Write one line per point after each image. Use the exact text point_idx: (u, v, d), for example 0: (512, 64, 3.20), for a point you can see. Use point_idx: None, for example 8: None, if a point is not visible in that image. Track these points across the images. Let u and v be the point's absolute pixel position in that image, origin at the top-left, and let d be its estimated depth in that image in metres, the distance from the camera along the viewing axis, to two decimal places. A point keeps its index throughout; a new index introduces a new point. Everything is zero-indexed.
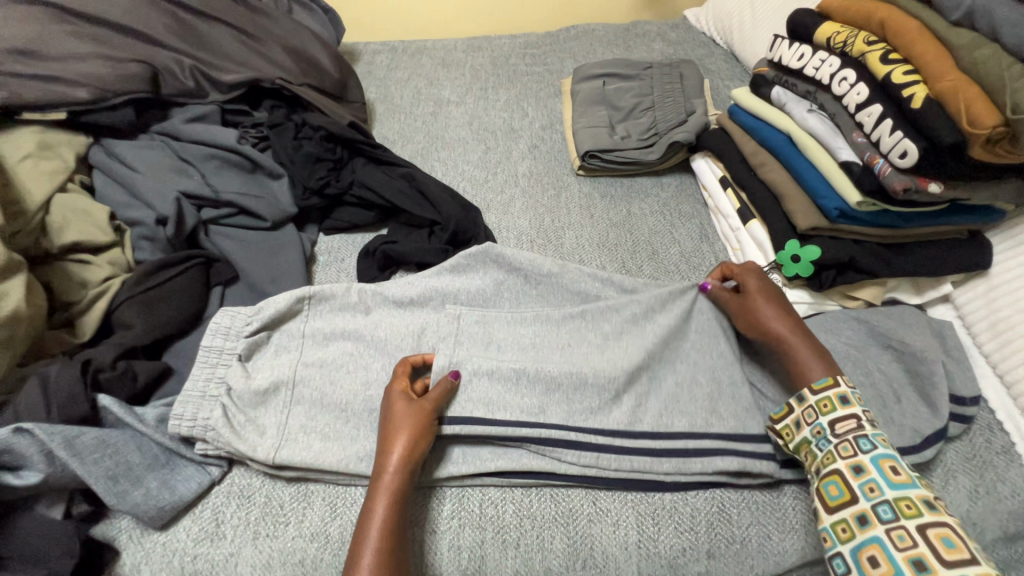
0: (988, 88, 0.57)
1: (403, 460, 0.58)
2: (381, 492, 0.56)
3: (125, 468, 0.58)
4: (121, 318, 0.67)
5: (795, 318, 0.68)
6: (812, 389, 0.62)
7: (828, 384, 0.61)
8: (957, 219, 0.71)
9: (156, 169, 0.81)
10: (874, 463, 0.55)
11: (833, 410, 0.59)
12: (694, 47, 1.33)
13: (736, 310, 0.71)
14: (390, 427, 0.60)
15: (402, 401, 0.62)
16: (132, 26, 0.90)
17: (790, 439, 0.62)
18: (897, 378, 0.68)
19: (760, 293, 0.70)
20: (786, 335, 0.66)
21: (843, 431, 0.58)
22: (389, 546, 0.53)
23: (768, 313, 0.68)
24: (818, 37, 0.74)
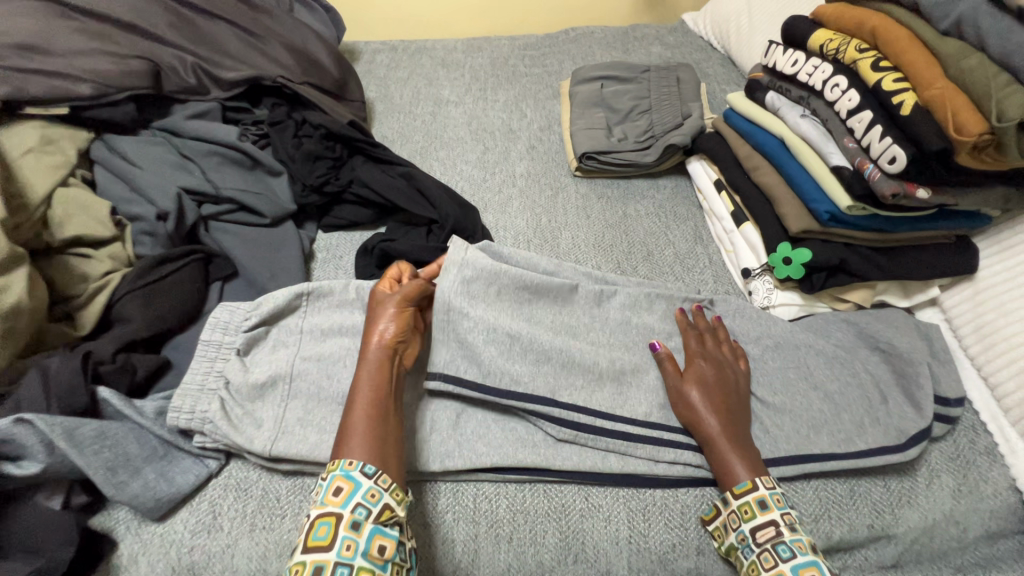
0: (974, 96, 0.58)
1: (381, 343, 0.64)
2: (362, 371, 0.62)
3: (124, 459, 0.59)
4: (120, 311, 0.68)
5: (728, 406, 0.64)
6: (733, 492, 0.59)
7: (748, 489, 0.59)
8: (945, 224, 0.72)
9: (157, 164, 0.82)
10: (794, 574, 0.53)
11: (753, 517, 0.57)
12: (691, 51, 1.35)
13: (670, 390, 0.67)
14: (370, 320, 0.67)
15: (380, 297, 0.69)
16: (134, 23, 0.91)
17: (721, 542, 0.60)
18: (885, 379, 0.69)
19: (695, 380, 0.66)
20: (714, 433, 0.62)
21: (763, 539, 0.56)
22: (374, 410, 0.58)
23: (696, 401, 0.64)
24: (811, 44, 0.76)
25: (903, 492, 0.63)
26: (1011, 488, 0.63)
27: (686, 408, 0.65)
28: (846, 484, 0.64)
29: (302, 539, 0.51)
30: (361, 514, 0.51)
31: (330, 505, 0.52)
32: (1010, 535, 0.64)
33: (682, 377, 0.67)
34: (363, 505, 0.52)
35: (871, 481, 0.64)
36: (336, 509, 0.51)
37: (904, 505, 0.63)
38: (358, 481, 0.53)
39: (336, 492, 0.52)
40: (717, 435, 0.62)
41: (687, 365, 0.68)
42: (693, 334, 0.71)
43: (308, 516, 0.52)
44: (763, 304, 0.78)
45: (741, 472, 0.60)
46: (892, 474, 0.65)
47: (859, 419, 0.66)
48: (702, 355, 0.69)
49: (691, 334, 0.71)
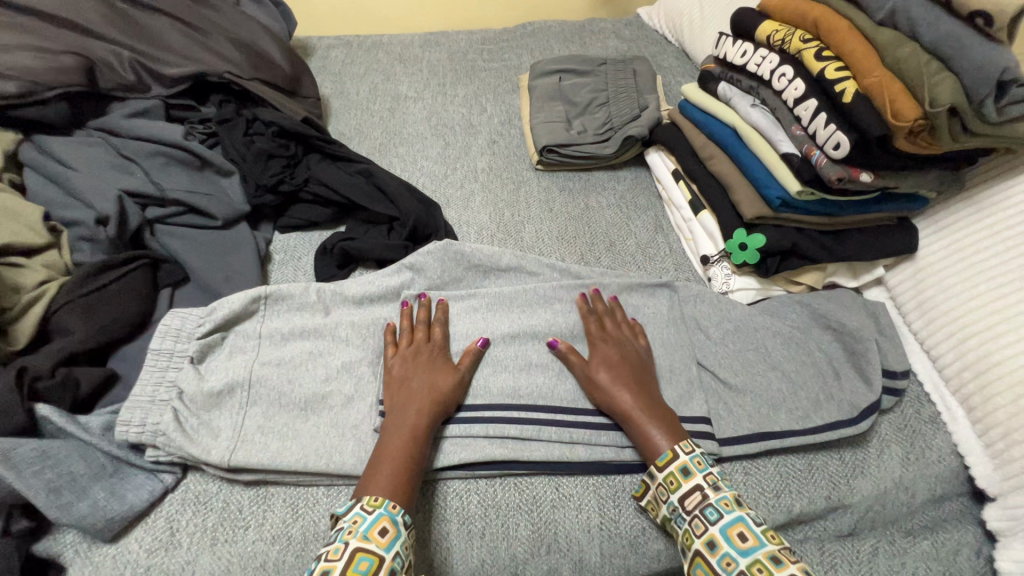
0: (908, 84, 0.61)
1: (420, 397, 0.62)
2: (402, 423, 0.60)
3: (69, 479, 0.55)
4: (60, 322, 0.64)
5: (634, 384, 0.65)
6: (657, 465, 0.60)
7: (669, 460, 0.59)
8: (887, 206, 0.76)
9: (94, 166, 0.78)
10: (723, 536, 0.53)
11: (679, 486, 0.57)
12: (647, 44, 1.37)
13: (581, 381, 0.67)
14: (410, 373, 0.65)
15: (424, 351, 0.67)
16: (64, 17, 0.86)
17: (656, 514, 0.60)
18: (837, 356, 0.72)
19: (601, 363, 0.67)
20: (631, 409, 0.63)
21: (692, 505, 0.56)
22: (407, 462, 0.58)
23: (603, 381, 0.65)
24: (759, 35, 0.78)
25: (856, 463, 0.67)
26: (954, 453, 0.67)
27: (598, 396, 0.65)
28: (805, 459, 0.67)
29: (341, 565, 0.49)
30: (398, 563, 0.51)
31: (374, 543, 0.51)
32: (954, 497, 0.68)
33: (588, 364, 0.67)
34: (401, 554, 0.52)
35: (827, 454, 0.67)
36: (379, 550, 0.51)
37: (858, 476, 0.66)
38: (401, 530, 0.53)
39: (382, 532, 0.52)
40: (635, 414, 0.63)
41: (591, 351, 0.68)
42: (592, 320, 0.72)
43: (346, 545, 0.50)
44: (722, 289, 0.81)
45: (662, 445, 0.61)
46: (847, 448, 0.68)
47: (814, 396, 0.69)
48: (601, 337, 0.69)
49: (592, 319, 0.72)
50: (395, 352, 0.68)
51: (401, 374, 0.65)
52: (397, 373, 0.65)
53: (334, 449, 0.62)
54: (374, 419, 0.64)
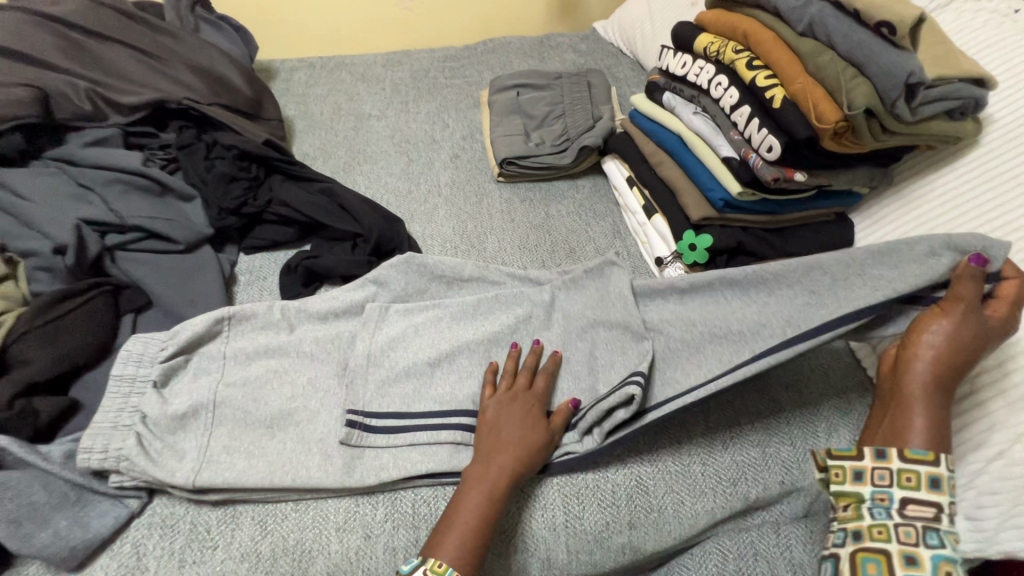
0: (829, 88, 0.66)
1: (494, 455, 0.61)
2: (485, 477, 0.59)
3: (30, 509, 0.55)
4: (18, 353, 0.64)
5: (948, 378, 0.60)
6: (905, 452, 0.58)
7: (926, 458, 0.57)
8: (823, 203, 0.80)
9: (51, 196, 0.78)
10: (932, 563, 0.53)
11: (919, 489, 0.57)
12: (603, 57, 1.42)
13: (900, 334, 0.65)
14: (497, 425, 0.64)
15: (519, 399, 0.66)
16: (18, 49, 0.87)
17: (839, 482, 0.60)
18: (790, 307, 0.68)
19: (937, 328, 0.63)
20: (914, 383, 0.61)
21: (911, 513, 0.57)
22: (479, 525, 0.56)
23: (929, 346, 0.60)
24: (696, 47, 0.83)
25: (806, 448, 0.70)
26: None
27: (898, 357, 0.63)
28: (758, 446, 0.70)
29: None
30: None
31: None
32: None
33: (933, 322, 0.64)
34: None
35: (779, 440, 0.70)
36: None
37: (809, 460, 0.69)
38: None
39: None
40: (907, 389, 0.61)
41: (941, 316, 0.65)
42: (978, 283, 0.60)
43: None
44: None
45: (919, 441, 0.59)
46: (798, 434, 0.71)
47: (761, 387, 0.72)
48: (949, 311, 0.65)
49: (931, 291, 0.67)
50: (495, 396, 0.67)
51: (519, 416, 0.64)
52: (491, 416, 0.65)
53: (301, 465, 0.63)
54: (339, 432, 0.65)
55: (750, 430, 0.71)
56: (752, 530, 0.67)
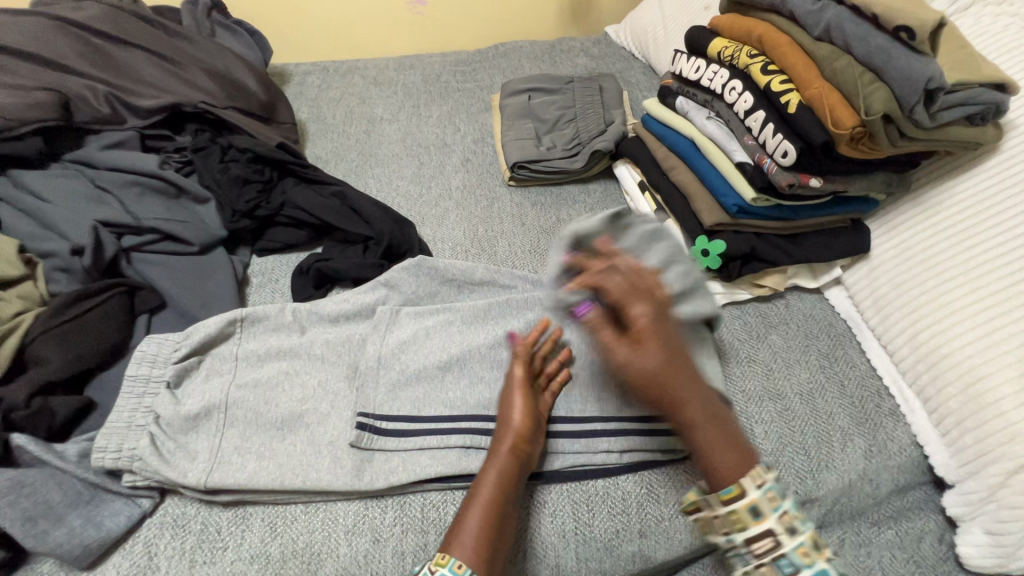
0: (845, 93, 0.65)
1: (680, 405, 0.53)
2: (496, 468, 0.60)
3: (44, 507, 0.56)
4: (36, 353, 0.65)
5: (714, 405, 0.55)
6: (721, 497, 0.53)
7: (735, 495, 0.52)
8: (839, 209, 0.79)
9: (69, 199, 0.79)
10: None
11: (744, 527, 0.51)
12: (615, 61, 1.42)
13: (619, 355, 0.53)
14: (508, 406, 0.65)
15: (529, 381, 0.67)
16: (40, 54, 0.89)
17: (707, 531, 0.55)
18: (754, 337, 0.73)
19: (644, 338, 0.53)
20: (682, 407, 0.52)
21: (762, 552, 0.52)
22: (490, 518, 0.56)
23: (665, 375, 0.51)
24: (710, 51, 0.83)
25: (821, 457, 0.68)
26: (914, 444, 0.70)
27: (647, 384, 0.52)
28: (772, 455, 0.69)
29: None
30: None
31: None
32: (918, 487, 0.70)
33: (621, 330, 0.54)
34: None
35: (794, 450, 0.69)
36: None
37: (823, 470, 0.68)
38: None
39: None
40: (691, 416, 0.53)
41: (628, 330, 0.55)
42: (642, 307, 0.53)
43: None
44: None
45: (725, 476, 0.52)
46: (813, 443, 0.70)
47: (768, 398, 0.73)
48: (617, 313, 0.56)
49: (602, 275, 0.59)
50: (513, 381, 0.66)
51: (628, 287, 0.55)
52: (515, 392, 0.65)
53: (311, 467, 0.63)
54: (349, 435, 0.65)
55: (763, 438, 0.70)
56: None
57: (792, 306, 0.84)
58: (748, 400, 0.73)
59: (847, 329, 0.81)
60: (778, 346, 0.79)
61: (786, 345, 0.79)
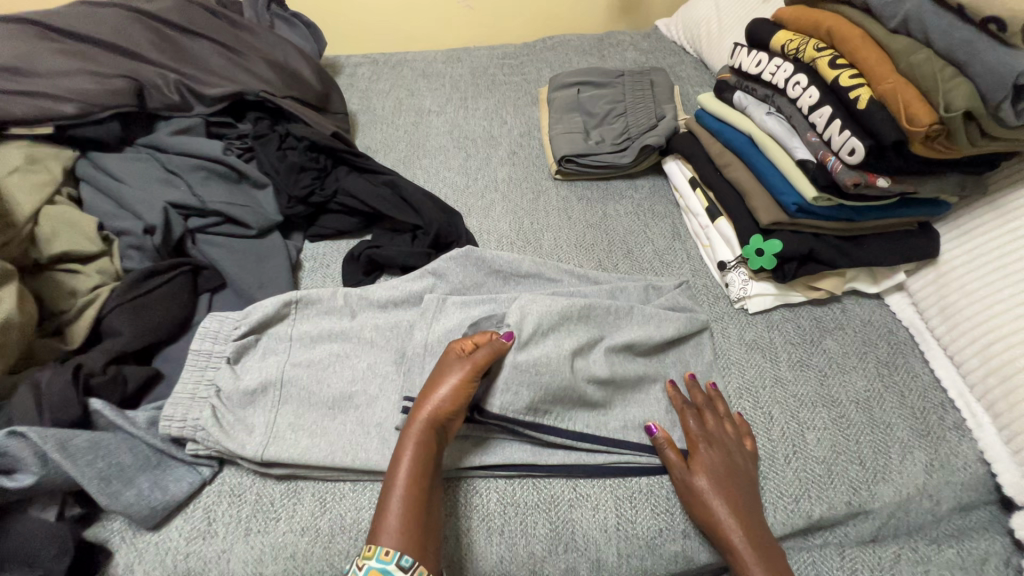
0: (923, 89, 0.62)
1: (732, 506, 0.60)
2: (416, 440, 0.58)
3: (117, 469, 0.59)
4: (111, 324, 0.69)
5: (750, 506, 0.61)
6: None
7: None
8: (906, 212, 0.76)
9: (142, 181, 0.83)
10: None
11: None
12: (665, 55, 1.39)
13: (677, 483, 0.63)
14: (736, 475, 0.62)
15: (732, 447, 0.65)
16: (118, 43, 0.94)
17: None
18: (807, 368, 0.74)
19: (704, 468, 0.62)
20: (727, 520, 0.59)
21: None
22: (415, 499, 0.55)
23: (714, 498, 0.60)
24: (773, 45, 0.80)
25: (878, 469, 0.66)
26: (980, 460, 0.66)
27: (692, 495, 0.61)
28: (825, 464, 0.66)
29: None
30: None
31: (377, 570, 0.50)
32: (981, 506, 0.67)
33: (690, 467, 0.63)
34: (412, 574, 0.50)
35: (847, 459, 0.66)
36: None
37: (880, 481, 0.65)
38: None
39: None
40: (729, 527, 0.59)
41: (693, 454, 0.64)
42: (669, 452, 0.65)
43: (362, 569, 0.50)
44: (739, 295, 0.81)
45: None
46: (868, 452, 0.67)
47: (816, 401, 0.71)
48: (706, 438, 0.65)
49: (690, 413, 0.68)
50: (693, 434, 0.66)
51: (705, 428, 0.66)
52: (714, 457, 0.63)
53: (360, 446, 0.65)
54: (397, 417, 0.67)
55: (815, 446, 0.68)
56: (813, 550, 0.64)
57: (849, 311, 0.81)
58: (799, 405, 0.71)
59: (909, 338, 0.78)
60: (833, 352, 0.76)
61: (842, 351, 0.76)
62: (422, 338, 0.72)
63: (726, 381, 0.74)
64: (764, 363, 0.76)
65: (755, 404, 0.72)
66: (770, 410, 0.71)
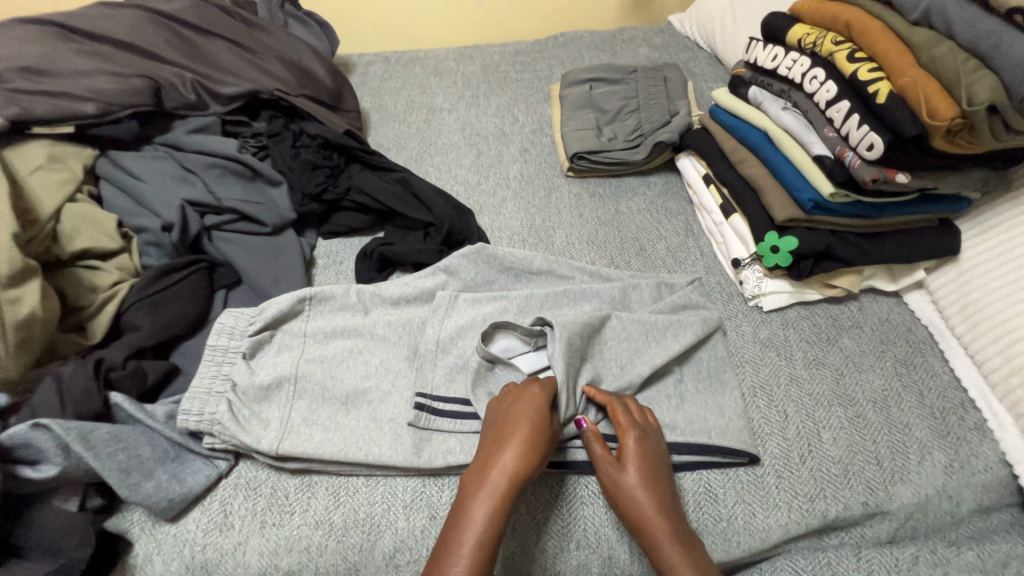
0: (945, 82, 0.60)
1: (657, 504, 0.57)
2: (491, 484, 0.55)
3: (137, 461, 0.60)
4: (130, 319, 0.70)
5: (670, 504, 0.58)
6: None
7: None
8: (926, 208, 0.75)
9: (160, 178, 0.85)
10: None
11: None
12: (679, 51, 1.38)
13: (604, 477, 0.60)
14: (654, 473, 0.60)
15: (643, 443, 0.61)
16: (135, 43, 0.95)
17: None
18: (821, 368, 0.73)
19: (632, 463, 0.59)
20: (650, 516, 0.57)
21: None
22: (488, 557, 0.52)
23: (639, 495, 0.58)
24: (790, 39, 0.79)
25: (896, 469, 0.65)
26: (1001, 462, 0.65)
27: (617, 490, 0.59)
28: (841, 464, 0.65)
29: None
30: None
31: None
32: (1002, 508, 0.66)
33: (618, 462, 0.60)
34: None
35: (864, 459, 0.66)
36: None
37: (898, 482, 0.64)
38: None
39: None
40: (654, 523, 0.56)
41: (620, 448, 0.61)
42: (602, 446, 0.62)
43: None
44: (754, 292, 0.80)
45: None
46: (885, 452, 0.66)
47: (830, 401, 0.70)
48: (630, 432, 0.62)
49: (620, 406, 0.64)
50: (624, 425, 0.62)
51: (632, 422, 0.63)
52: (637, 453, 0.60)
53: (373, 441, 0.65)
54: (409, 413, 0.67)
55: (831, 445, 0.67)
56: (829, 551, 0.63)
57: (866, 308, 0.80)
58: (815, 404, 0.70)
59: (929, 336, 0.76)
60: (850, 351, 0.75)
61: (859, 350, 0.75)
62: (434, 335, 0.72)
63: (740, 379, 0.73)
64: (779, 361, 0.75)
65: (769, 403, 0.71)
66: (785, 409, 0.70)
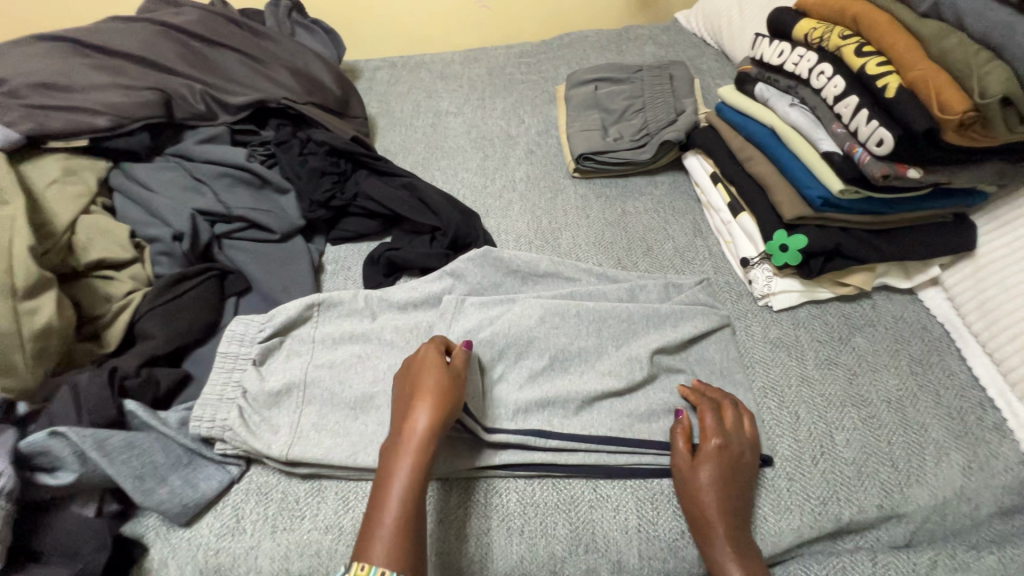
0: (956, 75, 0.59)
1: (725, 507, 0.58)
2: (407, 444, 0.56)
3: (151, 467, 0.62)
4: (143, 328, 0.72)
5: (741, 509, 0.59)
6: None
7: None
8: (939, 204, 0.73)
9: (171, 189, 0.86)
10: None
11: None
12: (685, 48, 1.37)
13: (678, 474, 0.62)
14: (730, 476, 0.60)
15: (728, 446, 0.62)
16: (146, 57, 0.97)
17: None
18: (834, 369, 0.72)
19: (707, 464, 0.61)
20: (714, 517, 0.58)
21: None
22: (417, 513, 0.53)
23: (710, 495, 0.59)
24: (796, 34, 0.78)
25: (912, 471, 0.63)
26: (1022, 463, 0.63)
27: (688, 488, 0.61)
28: (855, 466, 0.64)
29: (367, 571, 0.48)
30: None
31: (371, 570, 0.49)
32: None
33: (694, 462, 0.62)
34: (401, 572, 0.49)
35: (879, 460, 0.64)
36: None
37: (914, 484, 0.62)
38: None
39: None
40: (714, 524, 0.58)
41: (701, 448, 0.62)
42: (682, 444, 0.64)
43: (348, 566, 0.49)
44: (763, 292, 0.79)
45: None
46: (901, 455, 0.64)
47: (840, 400, 0.69)
48: (717, 434, 0.62)
49: (711, 409, 0.65)
50: (709, 430, 0.63)
51: (719, 426, 0.63)
52: (717, 455, 0.61)
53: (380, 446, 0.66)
54: None
55: (845, 446, 0.66)
56: (843, 555, 0.61)
57: (880, 307, 0.78)
58: (827, 405, 0.69)
59: (945, 334, 0.75)
60: (862, 350, 0.74)
61: (873, 348, 0.74)
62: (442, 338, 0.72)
63: (750, 379, 0.72)
64: (790, 361, 0.74)
65: (780, 404, 0.70)
66: (797, 410, 0.69)
